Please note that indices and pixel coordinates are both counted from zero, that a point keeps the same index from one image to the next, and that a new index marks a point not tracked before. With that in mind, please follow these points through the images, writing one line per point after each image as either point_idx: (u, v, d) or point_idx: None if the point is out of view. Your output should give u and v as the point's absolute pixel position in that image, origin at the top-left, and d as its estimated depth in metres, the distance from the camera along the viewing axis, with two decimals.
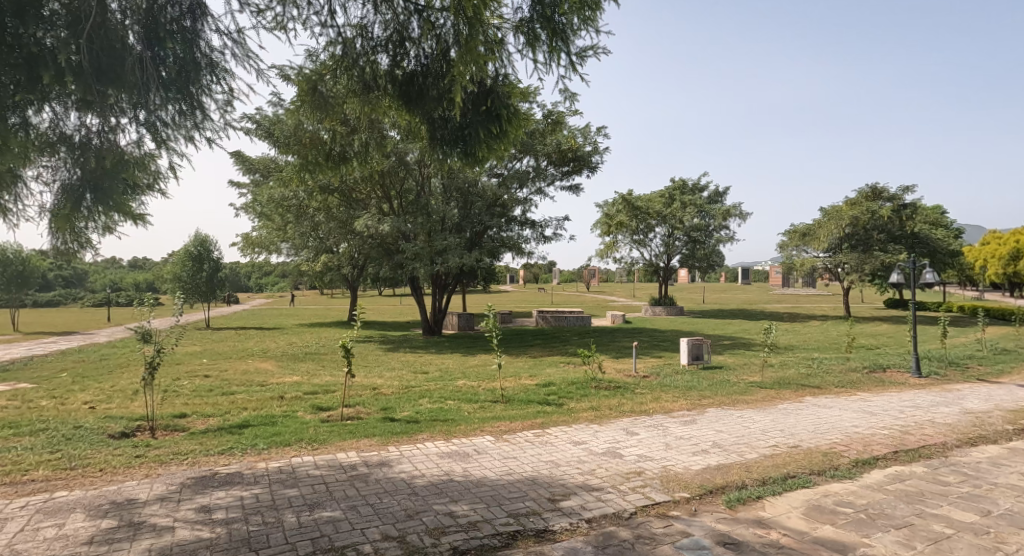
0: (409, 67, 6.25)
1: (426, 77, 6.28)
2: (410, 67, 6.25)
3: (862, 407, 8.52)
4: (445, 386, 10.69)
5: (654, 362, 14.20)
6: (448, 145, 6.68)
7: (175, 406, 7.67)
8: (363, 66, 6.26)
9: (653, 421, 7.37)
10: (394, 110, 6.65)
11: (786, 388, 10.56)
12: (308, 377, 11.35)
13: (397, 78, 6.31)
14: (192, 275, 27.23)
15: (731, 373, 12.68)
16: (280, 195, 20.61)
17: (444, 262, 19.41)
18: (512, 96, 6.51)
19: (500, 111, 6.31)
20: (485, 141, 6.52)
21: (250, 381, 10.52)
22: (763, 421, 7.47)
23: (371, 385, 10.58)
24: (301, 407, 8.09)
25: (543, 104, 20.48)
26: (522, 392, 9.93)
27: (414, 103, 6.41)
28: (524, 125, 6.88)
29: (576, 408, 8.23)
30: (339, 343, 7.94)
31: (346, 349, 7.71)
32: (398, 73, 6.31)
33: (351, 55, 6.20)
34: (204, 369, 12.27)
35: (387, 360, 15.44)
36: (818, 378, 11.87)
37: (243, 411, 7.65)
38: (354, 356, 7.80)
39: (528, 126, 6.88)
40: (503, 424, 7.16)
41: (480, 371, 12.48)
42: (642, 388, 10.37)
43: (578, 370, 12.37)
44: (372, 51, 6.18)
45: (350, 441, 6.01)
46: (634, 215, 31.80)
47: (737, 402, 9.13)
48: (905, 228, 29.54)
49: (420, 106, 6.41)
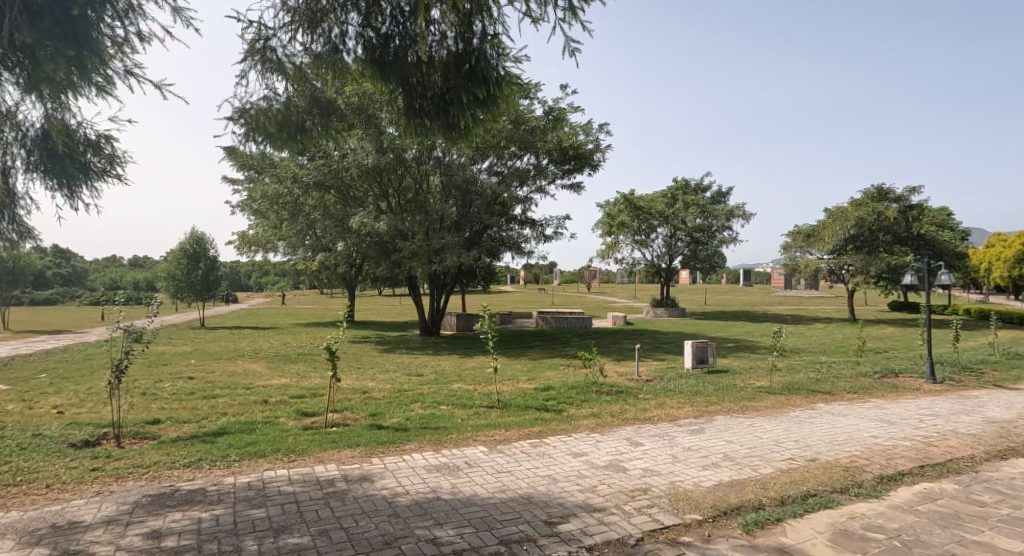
0: (383, 29, 5.67)
1: (403, 40, 5.72)
2: (385, 29, 5.68)
3: (879, 416, 8.06)
4: (440, 390, 10.22)
5: (657, 365, 13.73)
6: (428, 115, 6.17)
7: (150, 412, 7.23)
8: (329, 24, 5.60)
9: (659, 431, 6.89)
10: (368, 78, 6.06)
11: (796, 394, 10.08)
12: (297, 379, 10.86)
13: (369, 42, 5.72)
14: (186, 274, 26.76)
15: (737, 377, 12.21)
16: (274, 192, 20.07)
17: (443, 262, 18.86)
18: (501, 58, 6.02)
19: (486, 72, 5.86)
20: (471, 108, 6.07)
21: (236, 384, 10.08)
22: (776, 430, 7.00)
23: (362, 388, 10.12)
24: (284, 413, 7.65)
25: (544, 99, 20.08)
26: (519, 397, 9.47)
27: (389, 69, 5.82)
28: (513, 98, 6.44)
29: (575, 415, 7.76)
30: (322, 344, 7.42)
31: (331, 350, 7.22)
32: (370, 35, 5.70)
33: (313, 11, 5.49)
34: (190, 371, 11.81)
35: (380, 362, 14.98)
36: (829, 382, 11.40)
37: (221, 417, 7.20)
38: (339, 358, 7.30)
39: (517, 99, 6.47)
40: (498, 432, 6.70)
41: (477, 374, 12.02)
42: (645, 392, 9.91)
43: (578, 374, 11.93)
44: (340, 9, 5.50)
45: (332, 451, 5.57)
46: (635, 215, 31.38)
47: (747, 408, 8.66)
48: (911, 230, 29.08)
49: (395, 72, 5.83)
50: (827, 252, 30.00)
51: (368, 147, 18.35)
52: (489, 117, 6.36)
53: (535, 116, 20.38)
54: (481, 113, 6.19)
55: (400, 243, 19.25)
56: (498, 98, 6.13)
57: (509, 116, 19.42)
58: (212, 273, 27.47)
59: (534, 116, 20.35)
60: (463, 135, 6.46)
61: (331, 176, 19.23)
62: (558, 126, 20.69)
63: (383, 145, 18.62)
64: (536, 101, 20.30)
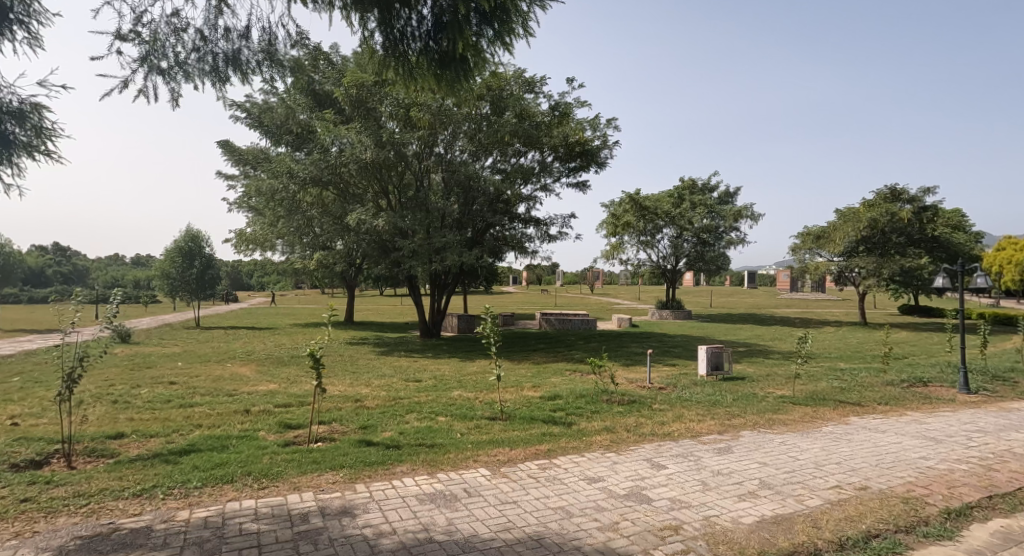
0: None
1: None
2: None
3: (921, 432, 7.32)
4: (438, 398, 9.52)
5: (669, 372, 12.97)
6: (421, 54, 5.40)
7: (115, 425, 6.51)
8: None
9: (682, 450, 6.15)
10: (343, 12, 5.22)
11: (823, 405, 9.33)
12: (286, 385, 10.18)
13: None
14: (181, 272, 26.08)
15: (756, 386, 11.48)
16: (268, 186, 19.23)
17: (443, 261, 18.21)
18: None
19: None
20: (475, 29, 5.20)
21: (218, 390, 9.34)
22: (813, 450, 6.26)
23: (354, 395, 9.39)
24: (265, 425, 6.93)
25: (550, 93, 19.36)
26: (523, 407, 8.73)
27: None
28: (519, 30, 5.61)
29: (587, 430, 7.02)
30: (305, 351, 6.54)
31: (314, 357, 6.42)
32: None
33: None
34: (173, 375, 11.07)
35: (377, 365, 14.27)
36: (855, 392, 10.67)
37: (195, 430, 6.47)
38: (323, 366, 6.49)
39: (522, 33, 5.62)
40: (500, 451, 5.96)
41: (478, 380, 11.28)
42: (660, 403, 9.17)
43: (586, 381, 11.19)
44: None
45: (311, 476, 4.82)
46: (641, 215, 30.54)
47: (774, 422, 7.91)
48: (926, 232, 28.30)
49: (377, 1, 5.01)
50: (837, 254, 29.18)
51: (366, 142, 17.61)
52: (495, 46, 5.44)
53: (542, 110, 19.63)
54: (485, 37, 5.32)
55: (400, 241, 18.57)
56: (511, 13, 5.19)
57: (515, 109, 18.64)
58: (208, 271, 26.75)
59: (540, 111, 19.64)
60: (465, 73, 5.61)
61: (328, 171, 18.49)
62: (565, 121, 19.97)
63: (382, 139, 17.93)
64: (542, 95, 19.57)
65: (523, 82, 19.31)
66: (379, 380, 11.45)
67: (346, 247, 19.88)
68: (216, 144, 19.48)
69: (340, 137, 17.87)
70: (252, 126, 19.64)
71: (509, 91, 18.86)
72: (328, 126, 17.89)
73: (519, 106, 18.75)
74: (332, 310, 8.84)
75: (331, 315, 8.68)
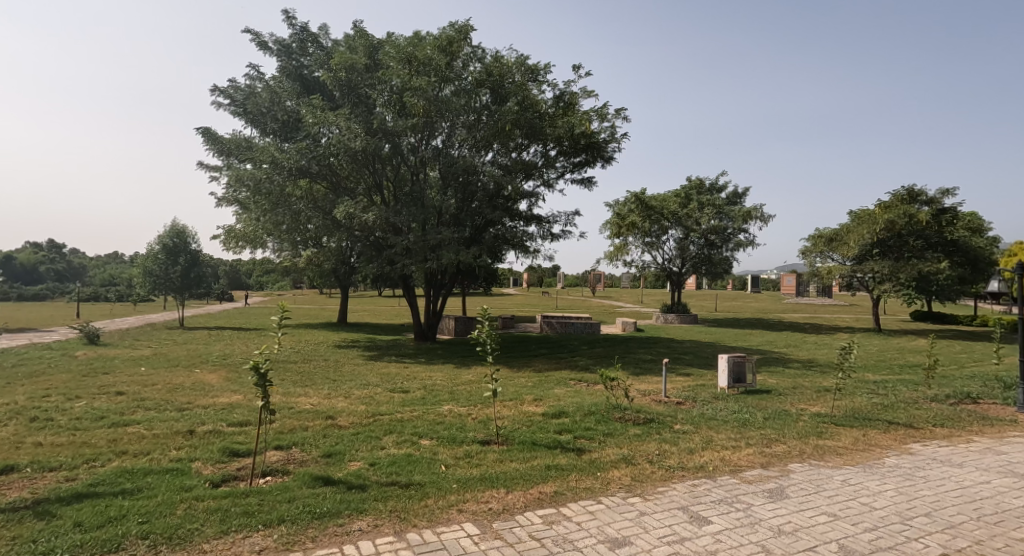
0: None
1: None
2: None
3: (1008, 466, 6.04)
4: (425, 414, 8.24)
5: (685, 384, 11.65)
6: None
7: (12, 454, 5.22)
8: None
9: (724, 494, 4.86)
10: None
11: (872, 426, 8.05)
12: (252, 395, 8.89)
13: None
14: (165, 269, 24.78)
15: (785, 401, 10.22)
16: (250, 176, 17.86)
17: (438, 260, 16.91)
18: None
19: None
20: None
21: (169, 403, 8.01)
22: (890, 494, 4.96)
23: (327, 411, 8.07)
24: (205, 452, 5.63)
25: (555, 83, 18.14)
26: (523, 428, 7.42)
27: None
28: None
29: (601, 462, 5.72)
30: (249, 363, 5.14)
31: (259, 372, 5.04)
32: None
33: None
34: (126, 382, 9.76)
35: (362, 372, 12.97)
36: (901, 410, 9.34)
37: (113, 460, 5.19)
38: (270, 383, 5.10)
39: None
40: (494, 494, 4.65)
41: (472, 392, 9.96)
42: (682, 423, 7.90)
43: (595, 395, 9.89)
44: None
45: (231, 539, 3.65)
46: (647, 215, 29.12)
47: (824, 449, 6.58)
48: (945, 236, 26.85)
49: None
50: (850, 258, 27.90)
51: (356, 129, 16.33)
52: None
53: (546, 100, 18.46)
54: None
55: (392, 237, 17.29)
56: None
57: (517, 98, 17.37)
58: (193, 268, 25.43)
59: (544, 101, 18.40)
60: None
61: (315, 161, 17.22)
62: (570, 112, 18.74)
63: (373, 127, 16.68)
64: (546, 85, 18.38)
65: (526, 70, 18.09)
66: (361, 391, 10.19)
67: (336, 243, 18.65)
68: (196, 132, 18.17)
69: (328, 124, 16.57)
70: (236, 113, 18.33)
71: (511, 79, 17.64)
72: (315, 112, 16.58)
73: (521, 96, 17.52)
74: (287, 312, 7.36)
75: (286, 319, 7.18)
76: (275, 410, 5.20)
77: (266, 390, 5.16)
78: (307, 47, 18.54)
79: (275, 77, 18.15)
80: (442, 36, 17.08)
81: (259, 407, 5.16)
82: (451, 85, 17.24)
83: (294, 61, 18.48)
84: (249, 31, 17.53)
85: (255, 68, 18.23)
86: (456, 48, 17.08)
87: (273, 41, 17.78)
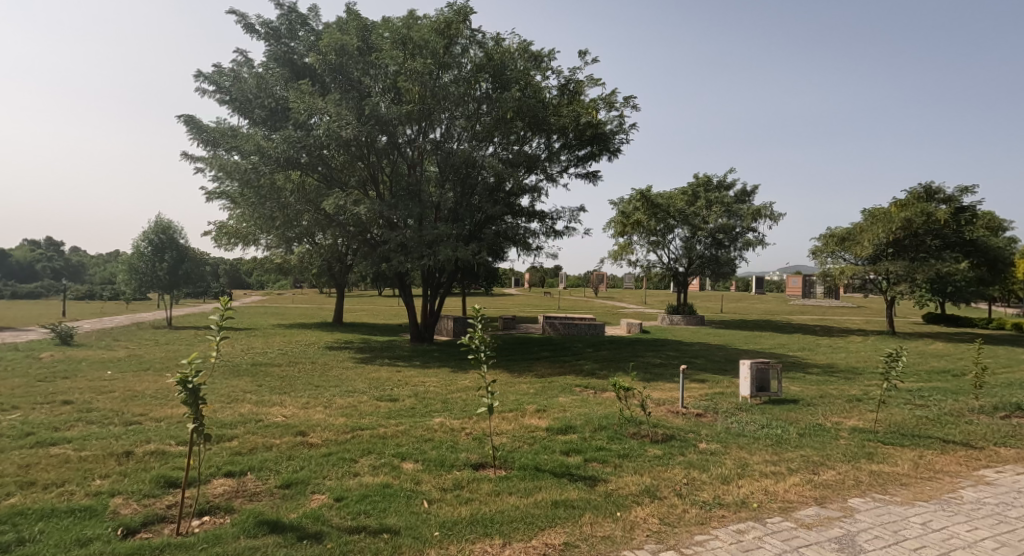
0: None
1: None
2: None
3: None
4: (413, 428, 7.22)
5: (702, 392, 10.65)
6: None
7: None
8: None
9: (779, 546, 3.84)
10: None
11: (927, 445, 7.01)
12: (216, 408, 7.85)
13: None
14: (151, 267, 23.72)
15: (816, 414, 9.21)
16: (235, 166, 16.79)
17: (435, 256, 15.88)
18: None
19: None
20: None
21: (118, 415, 7.00)
22: (990, 546, 3.92)
23: (299, 425, 7.03)
24: (136, 481, 4.64)
25: (559, 70, 17.10)
26: (525, 446, 6.40)
27: None
28: None
29: (620, 497, 4.69)
30: (176, 376, 4.11)
31: (187, 385, 4.01)
32: None
33: None
34: (80, 390, 8.73)
35: (350, 377, 11.96)
36: (951, 425, 8.29)
37: (12, 499, 4.22)
38: (204, 403, 4.09)
39: None
40: (484, 548, 3.73)
41: (469, 401, 8.95)
42: (707, 442, 6.89)
43: (604, 405, 8.87)
44: None
45: None
46: (653, 213, 28.05)
47: (883, 478, 5.51)
48: (964, 235, 25.56)
49: None
50: (863, 258, 26.68)
51: (347, 116, 15.29)
52: None
53: (551, 89, 17.45)
54: None
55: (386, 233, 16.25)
56: None
57: (519, 85, 16.33)
58: (181, 266, 24.34)
59: (548, 89, 17.40)
60: None
61: (304, 152, 16.22)
62: (576, 102, 17.71)
63: (365, 114, 15.63)
64: (550, 71, 17.36)
65: (528, 57, 17.06)
66: (345, 399, 9.16)
67: (328, 239, 17.63)
68: (178, 120, 17.14)
69: (318, 111, 15.53)
70: (221, 100, 17.25)
71: (512, 65, 16.61)
72: (303, 97, 15.53)
73: (523, 83, 16.48)
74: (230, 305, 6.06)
75: (230, 315, 5.93)
76: (213, 438, 4.14)
77: (200, 413, 4.09)
78: (296, 30, 17.40)
79: (263, 63, 17.08)
80: (440, 18, 16.05)
81: (189, 433, 4.10)
82: (450, 71, 16.21)
83: (284, 45, 17.38)
84: (234, 13, 16.46)
85: (242, 53, 17.16)
86: (454, 31, 16.05)
87: (260, 23, 16.74)
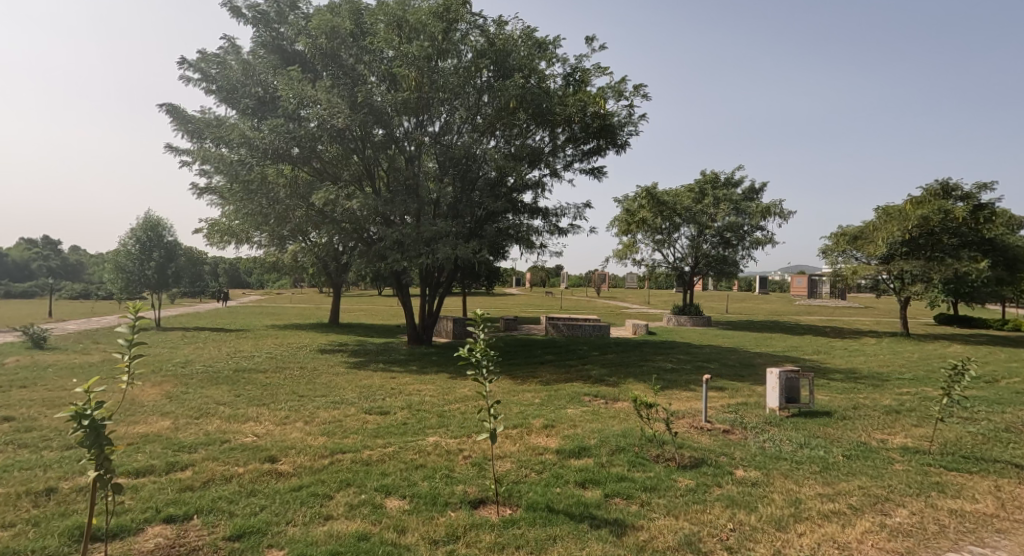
0: None
1: None
2: None
3: None
4: (403, 450, 6.23)
5: (725, 403, 9.67)
6: None
7: None
8: None
9: None
10: None
11: (998, 473, 6.02)
12: (177, 426, 6.87)
13: None
14: (138, 267, 22.72)
15: (855, 429, 8.23)
16: (220, 158, 15.77)
17: (433, 254, 14.90)
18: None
19: None
20: None
21: (58, 435, 6.01)
22: None
23: (269, 448, 6.04)
24: (44, 529, 3.80)
25: (566, 57, 16.09)
26: (533, 476, 5.43)
27: None
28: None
29: None
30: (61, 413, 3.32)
31: (80, 422, 3.27)
32: None
33: None
34: (28, 403, 7.73)
35: (338, 385, 10.99)
36: (1012, 446, 7.30)
37: None
38: (104, 441, 3.36)
39: None
40: None
41: (468, 416, 7.94)
42: (746, 469, 5.92)
43: (619, 420, 7.89)
44: None
45: None
46: (658, 210, 27.02)
47: (971, 522, 4.55)
48: (981, 233, 24.29)
49: None
50: (876, 257, 25.59)
51: (339, 104, 14.30)
52: None
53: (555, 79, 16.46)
54: None
55: (381, 229, 15.25)
56: None
57: (523, 73, 15.34)
58: (170, 265, 23.35)
59: (552, 78, 16.41)
60: None
61: (294, 143, 15.21)
62: (582, 91, 16.74)
63: (359, 103, 14.64)
64: (556, 59, 16.37)
65: (533, 43, 16.05)
66: (328, 412, 8.17)
67: (320, 237, 16.64)
68: (161, 110, 16.16)
69: (308, 99, 14.53)
70: (207, 90, 16.26)
71: (515, 52, 15.56)
72: (292, 85, 14.53)
73: (527, 71, 15.48)
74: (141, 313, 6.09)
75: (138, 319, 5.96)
76: (123, 489, 3.40)
77: (104, 458, 3.37)
78: (286, 13, 16.38)
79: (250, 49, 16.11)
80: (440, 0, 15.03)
81: (91, 484, 3.36)
82: (450, 58, 15.22)
83: (273, 30, 16.36)
84: None
85: (229, 39, 16.16)
86: (454, 14, 15.04)
87: (247, 7, 15.75)
